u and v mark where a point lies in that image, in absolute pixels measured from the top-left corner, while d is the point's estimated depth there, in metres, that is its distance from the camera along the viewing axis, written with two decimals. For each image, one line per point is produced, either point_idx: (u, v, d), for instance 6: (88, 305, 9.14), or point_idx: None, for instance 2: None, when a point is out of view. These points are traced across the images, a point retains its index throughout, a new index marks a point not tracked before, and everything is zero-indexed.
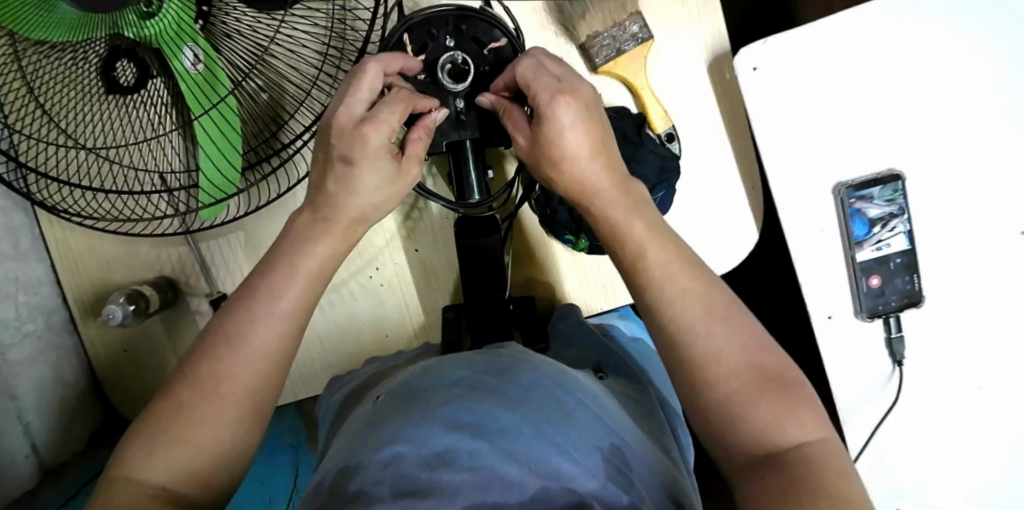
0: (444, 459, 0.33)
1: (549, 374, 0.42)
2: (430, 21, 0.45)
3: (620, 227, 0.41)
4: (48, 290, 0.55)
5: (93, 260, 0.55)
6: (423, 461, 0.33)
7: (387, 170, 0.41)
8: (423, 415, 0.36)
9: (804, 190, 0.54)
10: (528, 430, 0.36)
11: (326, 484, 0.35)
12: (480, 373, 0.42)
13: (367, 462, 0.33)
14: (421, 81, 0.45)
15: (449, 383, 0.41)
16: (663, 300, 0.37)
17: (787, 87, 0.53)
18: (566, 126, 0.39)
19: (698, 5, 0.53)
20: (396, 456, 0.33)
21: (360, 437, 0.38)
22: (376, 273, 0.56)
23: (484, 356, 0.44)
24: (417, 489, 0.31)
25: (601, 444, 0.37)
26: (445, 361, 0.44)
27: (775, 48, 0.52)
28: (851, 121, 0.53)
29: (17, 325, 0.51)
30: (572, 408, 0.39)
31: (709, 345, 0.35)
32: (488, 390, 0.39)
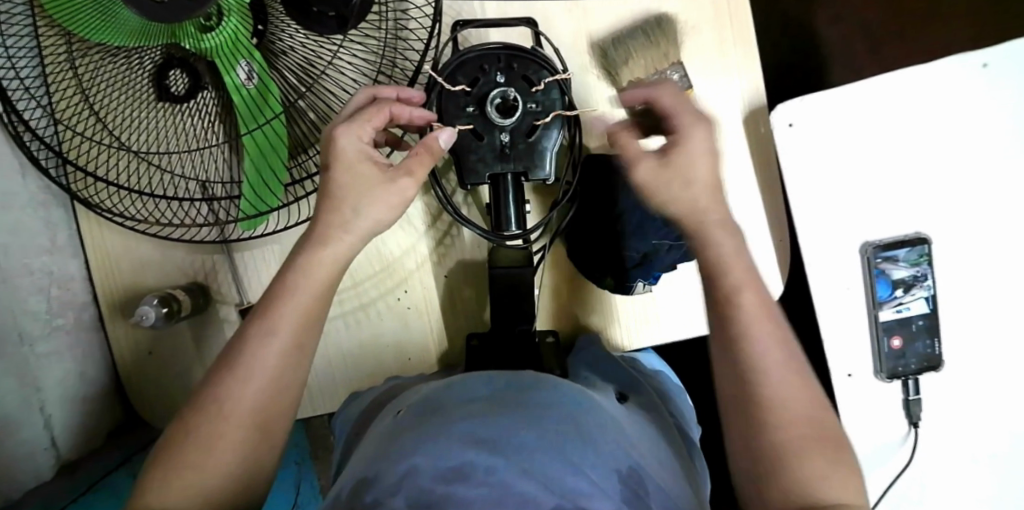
0: (460, 472, 0.32)
1: (567, 398, 0.42)
2: (482, 57, 0.47)
3: (719, 255, 0.40)
4: (80, 287, 0.55)
5: (128, 262, 0.55)
6: (440, 475, 0.32)
7: (368, 172, 0.41)
8: (439, 435, 0.36)
9: (830, 247, 0.55)
10: (544, 447, 0.35)
11: (345, 492, 0.35)
12: (498, 393, 0.42)
13: (387, 475, 0.33)
14: (471, 113, 0.47)
15: (467, 402, 0.40)
16: (747, 332, 0.38)
17: (822, 143, 0.54)
18: (699, 152, 0.41)
19: (738, 58, 0.55)
20: (413, 468, 0.33)
21: (381, 448, 0.38)
22: (404, 296, 0.56)
23: (502, 378, 0.44)
24: (434, 498, 0.30)
25: (618, 467, 0.36)
26: (466, 381, 0.45)
27: (811, 106, 0.54)
28: (880, 182, 0.55)
29: (47, 319, 0.52)
30: (591, 432, 0.38)
31: (783, 392, 0.36)
32: (505, 410, 0.39)
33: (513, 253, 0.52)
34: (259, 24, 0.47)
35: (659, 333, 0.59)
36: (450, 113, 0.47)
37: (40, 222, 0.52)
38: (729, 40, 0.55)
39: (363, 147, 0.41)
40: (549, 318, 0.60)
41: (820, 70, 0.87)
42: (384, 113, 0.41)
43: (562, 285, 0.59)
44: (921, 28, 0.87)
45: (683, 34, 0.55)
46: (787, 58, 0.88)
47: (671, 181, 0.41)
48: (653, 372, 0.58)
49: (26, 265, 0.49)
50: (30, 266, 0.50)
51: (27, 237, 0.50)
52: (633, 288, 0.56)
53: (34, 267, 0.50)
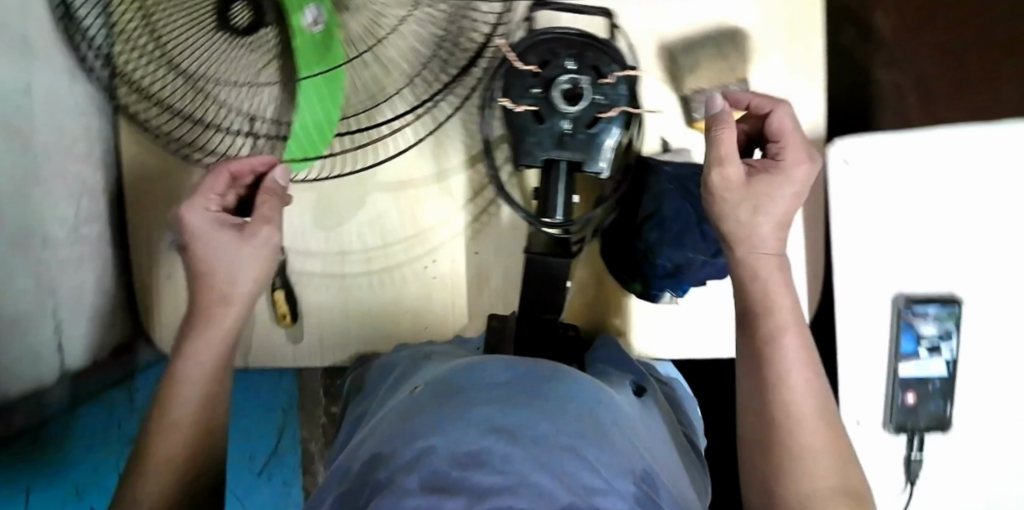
0: (476, 457, 0.30)
1: (585, 396, 0.40)
2: (555, 41, 0.46)
3: (765, 294, 0.43)
4: (110, 201, 0.55)
5: (164, 184, 0.55)
6: (454, 459, 0.30)
7: (229, 237, 0.46)
8: (455, 422, 0.34)
9: (864, 292, 0.55)
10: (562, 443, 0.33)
11: (355, 469, 0.35)
12: (516, 382, 0.40)
13: (401, 454, 0.32)
14: (536, 95, 0.46)
15: (484, 390, 0.39)
16: (779, 381, 0.41)
17: (873, 183, 0.53)
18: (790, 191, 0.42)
19: (801, 84, 0.54)
20: (428, 450, 0.32)
21: (397, 426, 0.37)
22: (432, 265, 0.56)
23: (522, 369, 0.43)
24: (448, 481, 0.29)
25: (634, 470, 0.34)
26: (484, 365, 0.44)
27: (868, 145, 0.53)
28: (924, 235, 0.54)
29: (73, 226, 0.51)
30: (608, 433, 0.37)
31: (807, 443, 0.39)
32: (523, 403, 0.37)
33: (551, 242, 0.51)
34: None
35: (676, 346, 0.60)
36: (517, 90, 0.46)
37: (80, 129, 0.52)
38: (798, 66, 0.54)
39: (215, 217, 0.46)
40: (572, 309, 0.60)
41: (867, 113, 0.87)
42: (223, 175, 0.45)
43: (594, 285, 0.60)
44: (974, 88, 0.86)
45: (752, 51, 0.54)
46: (838, 97, 0.87)
47: (745, 202, 0.42)
48: (668, 379, 0.57)
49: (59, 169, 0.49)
50: (65, 170, 0.50)
51: (65, 140, 0.50)
52: (661, 297, 0.57)
53: (68, 173, 0.50)
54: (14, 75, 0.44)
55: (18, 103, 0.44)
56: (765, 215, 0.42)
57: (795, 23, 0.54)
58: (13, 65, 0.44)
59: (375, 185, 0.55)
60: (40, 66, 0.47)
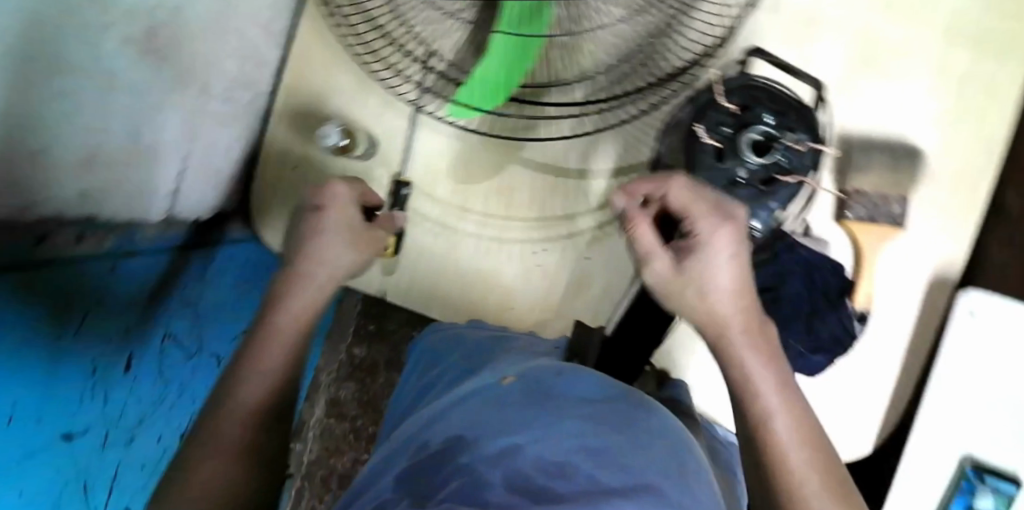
0: (562, 467, 0.31)
1: (673, 433, 0.37)
2: (763, 91, 0.46)
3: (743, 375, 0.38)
4: (267, 76, 0.55)
5: (320, 81, 0.54)
6: (540, 465, 0.30)
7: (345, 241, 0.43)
8: (546, 425, 0.34)
9: (933, 438, 0.56)
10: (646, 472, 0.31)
11: (433, 445, 0.36)
12: (612, 398, 0.39)
13: (487, 444, 0.33)
14: (725, 133, 0.46)
15: (572, 398, 0.38)
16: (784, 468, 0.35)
17: (985, 340, 0.53)
18: (723, 258, 0.38)
19: (961, 224, 0.53)
20: (516, 447, 0.32)
21: (486, 413, 0.37)
22: (541, 253, 0.56)
23: (612, 384, 0.41)
24: (532, 486, 0.29)
25: None
26: (578, 372, 0.42)
27: (997, 304, 0.53)
28: (1012, 408, 0.54)
29: (229, 87, 0.51)
30: (691, 477, 0.33)
31: None
32: (611, 420, 0.35)
33: None
34: None
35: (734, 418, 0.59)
36: (709, 122, 0.46)
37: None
38: (960, 204, 0.53)
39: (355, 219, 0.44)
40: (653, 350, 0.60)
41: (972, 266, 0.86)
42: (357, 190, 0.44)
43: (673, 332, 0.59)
44: None
45: (924, 175, 0.53)
46: None
47: (688, 289, 0.38)
48: (725, 442, 0.57)
49: (239, 30, 0.49)
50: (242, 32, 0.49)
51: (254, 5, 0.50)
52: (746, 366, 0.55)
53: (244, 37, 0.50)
54: None
55: None
56: (712, 296, 0.38)
57: (976, 162, 0.53)
58: None
59: (520, 159, 0.55)
60: None
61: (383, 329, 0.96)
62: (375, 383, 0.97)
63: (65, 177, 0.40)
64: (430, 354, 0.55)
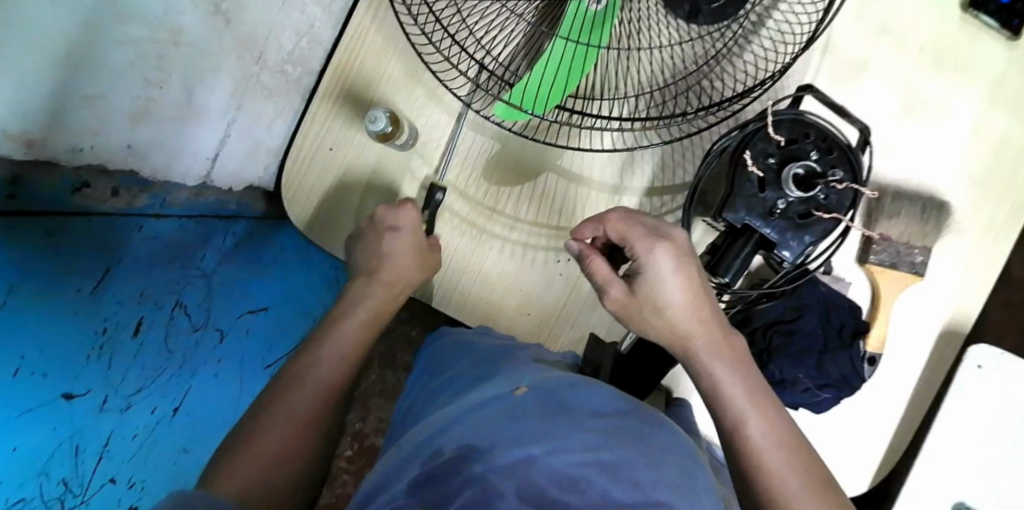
0: (575, 484, 0.31)
1: (683, 449, 0.38)
2: (812, 127, 0.47)
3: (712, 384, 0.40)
4: (320, 54, 0.55)
5: (371, 67, 0.54)
6: (556, 480, 0.31)
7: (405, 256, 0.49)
8: (560, 438, 0.34)
9: (934, 487, 0.56)
10: (662, 494, 0.32)
11: (447, 452, 0.35)
12: (625, 415, 0.39)
13: (501, 455, 0.33)
14: (768, 164, 0.47)
15: (586, 412, 0.38)
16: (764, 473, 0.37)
17: (994, 395, 0.55)
18: (666, 274, 0.41)
19: (976, 282, 0.55)
20: (530, 462, 0.32)
21: (497, 421, 0.37)
22: (564, 263, 0.56)
23: (621, 399, 0.41)
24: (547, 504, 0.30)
25: None
26: (590, 384, 0.42)
27: (1006, 361, 0.55)
28: (1015, 466, 0.55)
29: (282, 59, 0.51)
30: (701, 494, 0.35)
31: None
32: (626, 437, 0.36)
33: None
34: None
35: None
36: (756, 150, 0.47)
37: None
38: (976, 262, 0.55)
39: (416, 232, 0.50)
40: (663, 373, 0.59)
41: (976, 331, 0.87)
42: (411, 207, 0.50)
43: None
44: None
45: (947, 230, 0.55)
46: None
47: (646, 309, 0.42)
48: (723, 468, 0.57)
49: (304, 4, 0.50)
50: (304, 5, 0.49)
51: None
52: None
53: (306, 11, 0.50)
54: None
55: None
56: (668, 311, 0.41)
57: (995, 225, 0.55)
58: None
59: (557, 167, 0.55)
60: None
61: (383, 327, 0.96)
62: (367, 381, 0.96)
63: (115, 125, 0.41)
64: (437, 358, 0.54)
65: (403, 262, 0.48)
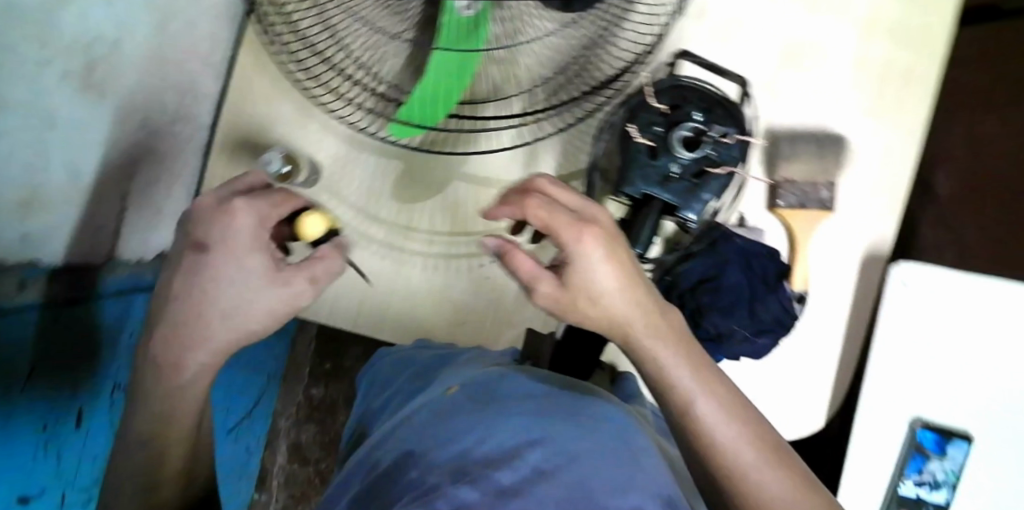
0: (500, 460, 0.32)
1: (607, 417, 0.41)
2: (691, 90, 0.49)
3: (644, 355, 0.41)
4: (207, 108, 0.54)
5: (261, 111, 0.54)
6: (489, 459, 0.33)
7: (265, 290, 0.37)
8: (488, 429, 0.36)
9: (886, 407, 0.58)
10: (589, 452, 0.34)
11: (385, 463, 0.36)
12: (555, 402, 0.40)
13: (432, 455, 0.34)
14: (656, 132, 0.48)
15: (516, 400, 0.40)
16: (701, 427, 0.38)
17: (924, 309, 0.56)
18: (595, 263, 0.37)
19: (888, 207, 0.57)
20: (458, 452, 0.33)
21: (431, 425, 0.39)
22: (488, 266, 0.57)
23: (547, 385, 0.44)
24: (471, 477, 0.31)
25: (658, 492, 0.34)
26: (523, 384, 0.43)
27: (931, 275, 0.56)
28: (958, 372, 0.57)
29: (168, 121, 0.50)
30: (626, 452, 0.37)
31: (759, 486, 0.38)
32: (552, 413, 0.38)
33: None
34: None
35: None
36: (641, 122, 0.48)
37: (208, 32, 0.51)
38: (883, 188, 0.56)
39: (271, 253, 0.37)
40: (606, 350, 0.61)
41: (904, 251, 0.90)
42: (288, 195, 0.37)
43: None
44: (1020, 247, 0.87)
45: (849, 160, 0.56)
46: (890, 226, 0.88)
47: (579, 299, 0.38)
48: None
49: (180, 63, 0.49)
50: (180, 64, 0.49)
51: (196, 39, 0.49)
52: None
53: (182, 69, 0.49)
54: None
55: None
56: (601, 300, 0.38)
57: (894, 149, 0.56)
58: None
59: (462, 175, 0.56)
60: None
61: (339, 365, 0.97)
62: (335, 423, 0.97)
63: (7, 222, 0.39)
64: (380, 375, 0.56)
65: (256, 300, 0.37)
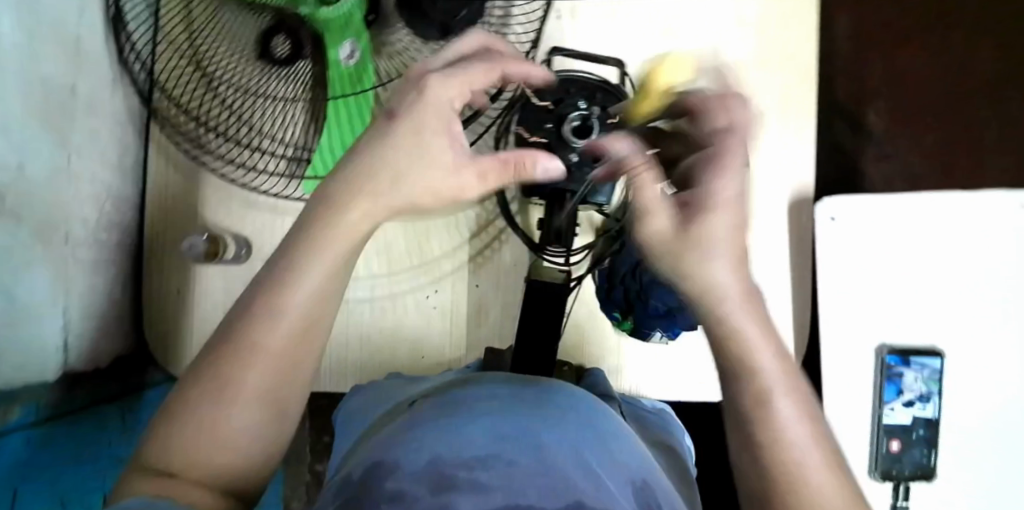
0: (481, 463, 0.31)
1: (577, 404, 0.40)
2: (570, 81, 0.50)
3: None
4: (130, 211, 0.57)
5: (181, 203, 0.58)
6: (462, 461, 0.32)
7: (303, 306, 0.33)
8: (456, 433, 0.34)
9: (848, 341, 0.59)
10: (563, 445, 0.34)
11: (354, 480, 0.33)
12: (518, 399, 0.39)
13: (406, 464, 0.32)
14: (548, 130, 0.49)
15: (484, 400, 0.39)
16: None
17: (857, 238, 0.58)
18: (726, 197, 0.32)
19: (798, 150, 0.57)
20: (436, 460, 0.32)
21: (397, 438, 0.36)
22: (433, 295, 0.59)
23: (514, 379, 0.42)
24: (456, 487, 0.30)
25: (629, 477, 0.35)
26: (477, 385, 0.42)
27: (854, 204, 0.57)
28: (903, 290, 0.58)
29: (94, 230, 0.52)
30: (599, 438, 0.37)
31: None
32: (524, 409, 0.37)
33: (553, 273, 0.54)
34: (371, 15, 0.51)
35: (671, 387, 0.61)
36: (531, 123, 0.49)
37: (113, 140, 0.54)
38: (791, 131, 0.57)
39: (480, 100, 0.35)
40: (567, 349, 0.62)
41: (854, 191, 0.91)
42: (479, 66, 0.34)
43: (582, 326, 0.62)
44: (959, 158, 0.88)
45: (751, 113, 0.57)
46: (835, 170, 0.89)
47: (685, 249, 0.32)
48: (654, 409, 0.58)
49: (89, 172, 0.50)
50: (92, 174, 0.51)
51: (98, 146, 0.52)
52: (652, 335, 0.59)
53: (94, 178, 0.51)
54: (64, 72, 0.46)
55: (63, 102, 0.47)
56: (701, 249, 0.32)
57: (791, 91, 0.57)
58: (65, 62, 0.46)
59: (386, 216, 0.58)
60: (96, 67, 0.50)
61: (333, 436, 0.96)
62: None
63: None
64: (351, 409, 0.52)
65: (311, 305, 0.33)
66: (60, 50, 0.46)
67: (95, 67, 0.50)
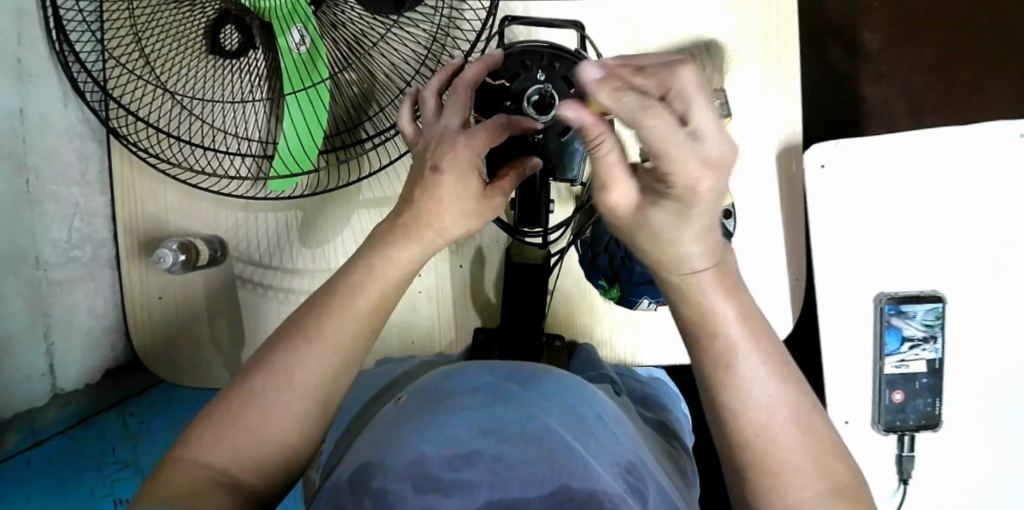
0: (467, 458, 0.29)
1: (567, 386, 0.37)
2: (526, 53, 0.43)
3: None
4: (102, 222, 0.56)
5: (153, 207, 0.57)
6: (446, 458, 0.29)
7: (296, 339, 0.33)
8: (438, 420, 0.32)
9: (844, 292, 0.57)
10: (550, 435, 0.31)
11: (344, 480, 0.31)
12: (501, 378, 0.37)
13: (391, 459, 0.30)
14: (507, 108, 0.43)
15: (471, 390, 0.35)
16: None
17: (849, 185, 0.55)
18: None
19: (779, 97, 0.54)
20: (421, 454, 0.30)
21: (385, 432, 0.34)
22: (418, 280, 0.58)
23: (503, 368, 0.39)
24: (442, 488, 0.28)
25: (617, 459, 0.32)
26: (462, 367, 0.40)
27: (845, 150, 0.54)
28: (897, 235, 0.56)
29: (66, 248, 0.52)
30: (590, 421, 0.34)
31: None
32: (513, 397, 0.34)
33: (533, 251, 0.52)
34: None
35: (665, 352, 0.60)
36: (489, 107, 0.43)
37: (73, 153, 0.53)
38: (773, 76, 0.53)
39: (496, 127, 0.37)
40: (557, 322, 0.61)
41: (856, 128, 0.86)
42: (501, 131, 0.36)
43: (567, 300, 0.60)
44: (962, 86, 0.83)
45: (727, 62, 0.54)
46: (832, 104, 0.84)
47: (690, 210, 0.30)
48: (647, 378, 0.58)
49: (53, 191, 0.50)
50: (56, 193, 0.50)
51: (59, 165, 0.51)
52: (638, 303, 0.57)
53: (61, 197, 0.51)
54: (8, 92, 0.45)
55: (11, 124, 0.46)
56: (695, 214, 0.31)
57: (770, 35, 0.53)
58: (8, 82, 0.45)
59: (361, 202, 0.57)
60: (44, 87, 0.49)
61: None
62: None
63: None
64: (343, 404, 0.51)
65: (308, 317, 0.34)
66: (0, 71, 0.45)
67: (44, 88, 0.49)
